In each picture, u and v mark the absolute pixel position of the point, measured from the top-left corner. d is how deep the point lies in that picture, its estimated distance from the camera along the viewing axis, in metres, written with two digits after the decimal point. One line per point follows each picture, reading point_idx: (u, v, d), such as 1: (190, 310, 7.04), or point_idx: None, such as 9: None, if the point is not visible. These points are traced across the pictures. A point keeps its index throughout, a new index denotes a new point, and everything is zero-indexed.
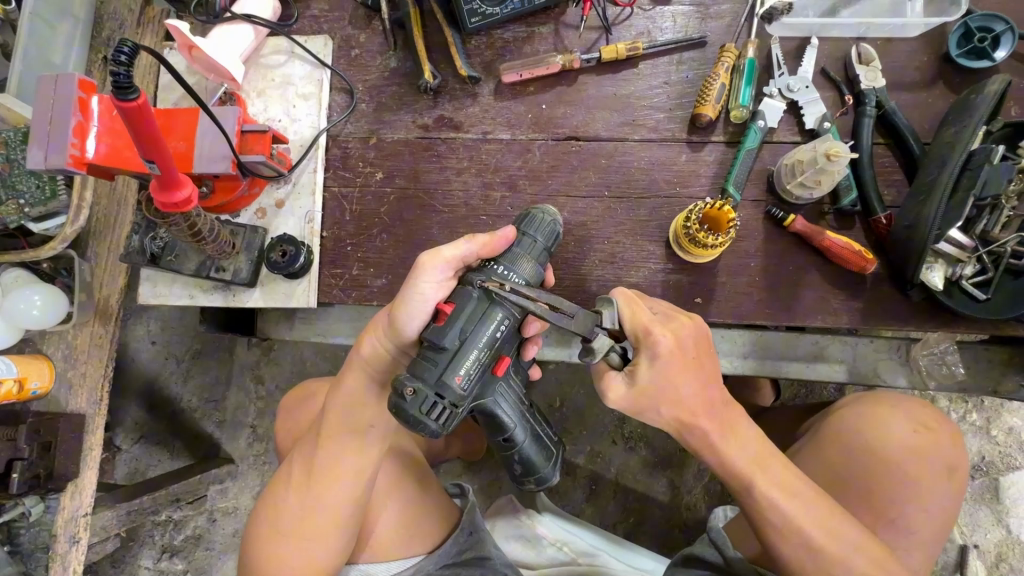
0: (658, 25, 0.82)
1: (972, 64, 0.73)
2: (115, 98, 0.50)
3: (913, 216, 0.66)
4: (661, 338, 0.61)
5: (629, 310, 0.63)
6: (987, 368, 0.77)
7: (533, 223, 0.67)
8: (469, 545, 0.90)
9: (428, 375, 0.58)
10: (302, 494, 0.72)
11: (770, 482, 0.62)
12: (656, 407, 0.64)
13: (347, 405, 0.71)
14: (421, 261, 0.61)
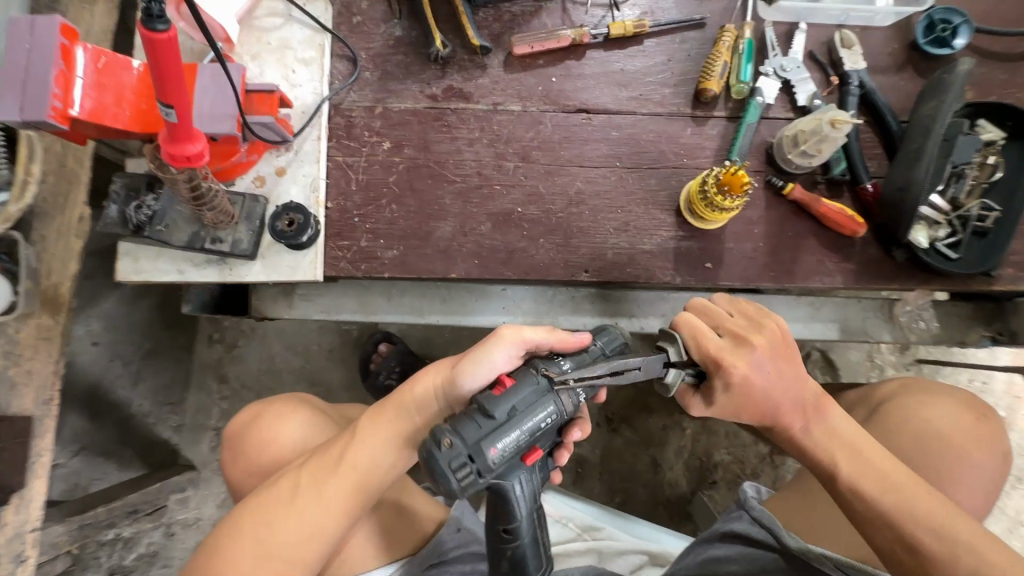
0: (660, 6, 0.86)
1: (935, 51, 0.82)
2: (142, 27, 0.46)
3: (904, 179, 0.73)
4: (732, 367, 0.64)
5: (700, 338, 0.65)
6: (956, 322, 0.87)
7: (607, 335, 0.67)
8: (459, 542, 0.85)
9: (468, 437, 0.55)
10: (312, 501, 0.64)
11: (861, 471, 0.63)
12: (743, 412, 0.67)
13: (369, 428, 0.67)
14: (501, 332, 0.62)
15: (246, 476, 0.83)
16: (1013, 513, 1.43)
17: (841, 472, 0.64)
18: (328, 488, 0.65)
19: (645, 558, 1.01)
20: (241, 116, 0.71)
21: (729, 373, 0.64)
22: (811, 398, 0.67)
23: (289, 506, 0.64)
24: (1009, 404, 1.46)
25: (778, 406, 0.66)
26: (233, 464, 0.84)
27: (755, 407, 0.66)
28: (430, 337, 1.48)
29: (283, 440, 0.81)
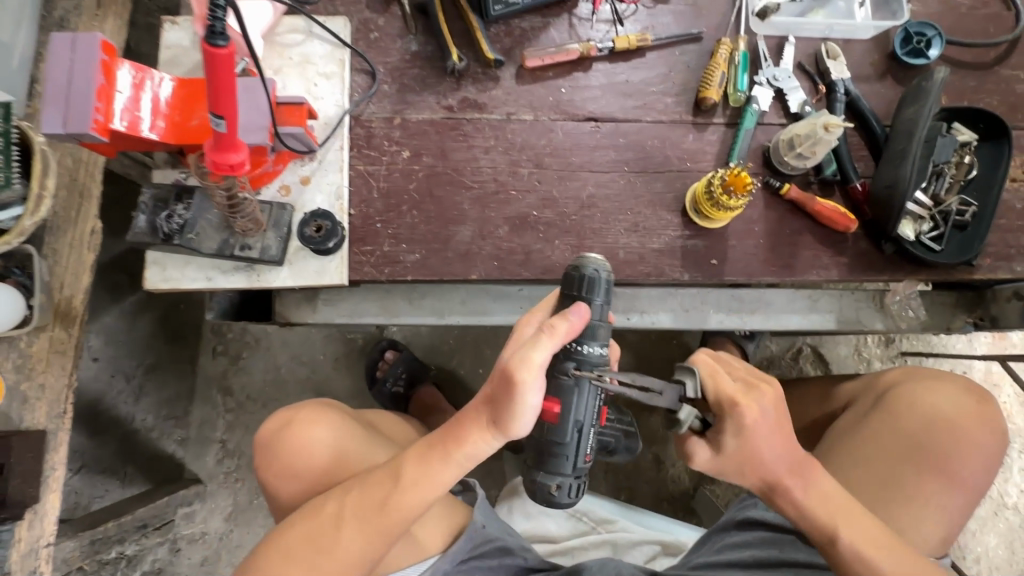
0: (659, 22, 0.92)
1: (912, 61, 0.89)
2: (205, 43, 0.49)
3: (892, 179, 0.79)
4: (744, 413, 0.67)
5: (715, 381, 0.69)
6: (940, 310, 0.93)
7: (586, 286, 0.64)
8: (482, 537, 0.88)
9: (564, 469, 0.67)
10: (356, 540, 0.69)
11: (853, 532, 0.69)
12: (748, 468, 0.70)
13: (416, 471, 0.69)
14: (521, 377, 0.58)
15: (280, 478, 0.86)
16: (996, 495, 1.51)
17: (840, 537, 0.69)
18: (372, 526, 0.69)
19: (658, 548, 1.05)
20: (272, 127, 0.75)
21: (739, 420, 0.67)
22: (803, 458, 0.70)
23: (335, 538, 0.69)
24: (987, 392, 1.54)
25: (778, 467, 0.69)
26: (266, 467, 0.87)
27: (762, 466, 0.69)
28: (436, 343, 1.50)
29: (318, 448, 0.85)
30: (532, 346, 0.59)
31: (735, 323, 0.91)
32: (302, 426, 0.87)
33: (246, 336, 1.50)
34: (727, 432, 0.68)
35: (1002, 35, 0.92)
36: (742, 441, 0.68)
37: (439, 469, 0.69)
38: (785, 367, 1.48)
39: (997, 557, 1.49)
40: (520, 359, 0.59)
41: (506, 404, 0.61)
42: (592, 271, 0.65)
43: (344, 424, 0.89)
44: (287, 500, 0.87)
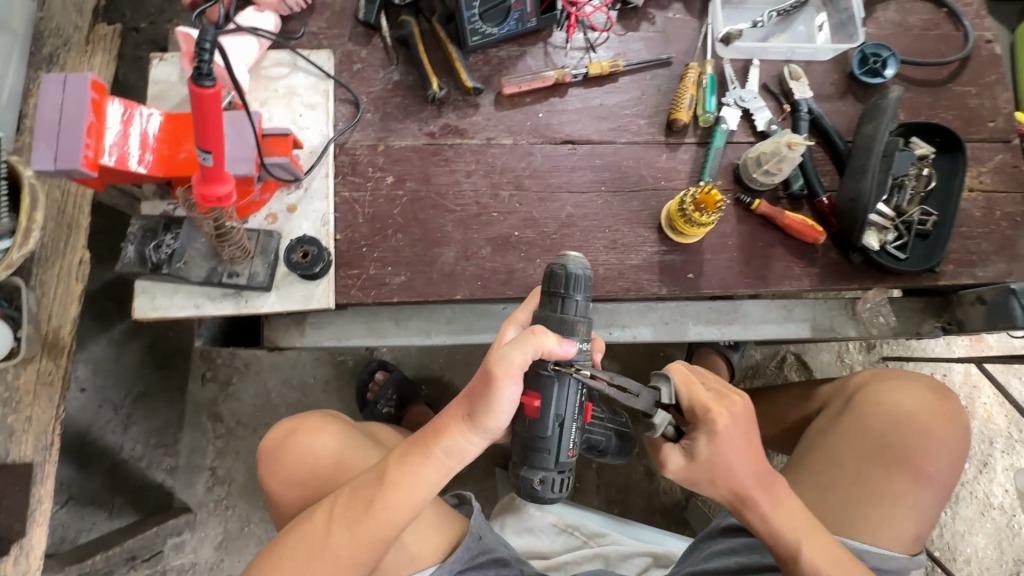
0: (630, 48, 0.96)
1: (870, 80, 0.94)
2: (192, 84, 0.52)
3: (854, 192, 0.83)
4: (714, 419, 0.71)
5: (684, 385, 0.73)
6: (909, 316, 0.97)
7: (569, 286, 0.65)
8: (481, 549, 0.91)
9: (546, 464, 0.67)
10: (345, 541, 0.70)
11: (815, 550, 0.71)
12: (717, 479, 0.72)
13: (400, 468, 0.69)
14: (498, 374, 0.61)
15: (282, 485, 0.91)
16: (982, 496, 1.53)
17: (807, 554, 0.71)
18: (361, 527, 0.70)
19: (649, 560, 1.06)
20: (259, 158, 0.78)
21: (707, 427, 0.71)
22: (770, 473, 0.73)
23: (325, 542, 0.70)
24: (966, 394, 1.58)
25: (746, 482, 0.71)
26: (270, 474, 0.92)
27: (731, 478, 0.72)
28: (425, 362, 1.51)
29: (321, 454, 0.91)
30: (515, 347, 0.61)
31: (716, 334, 0.93)
32: (306, 434, 0.93)
33: (235, 361, 1.48)
34: (700, 439, 0.72)
35: (952, 54, 0.97)
36: (715, 447, 0.71)
37: (421, 465, 0.69)
38: (769, 375, 1.51)
39: (986, 558, 1.51)
40: (504, 357, 0.61)
41: (483, 395, 0.63)
42: (573, 270, 0.65)
43: (342, 434, 0.94)
44: (287, 507, 0.91)
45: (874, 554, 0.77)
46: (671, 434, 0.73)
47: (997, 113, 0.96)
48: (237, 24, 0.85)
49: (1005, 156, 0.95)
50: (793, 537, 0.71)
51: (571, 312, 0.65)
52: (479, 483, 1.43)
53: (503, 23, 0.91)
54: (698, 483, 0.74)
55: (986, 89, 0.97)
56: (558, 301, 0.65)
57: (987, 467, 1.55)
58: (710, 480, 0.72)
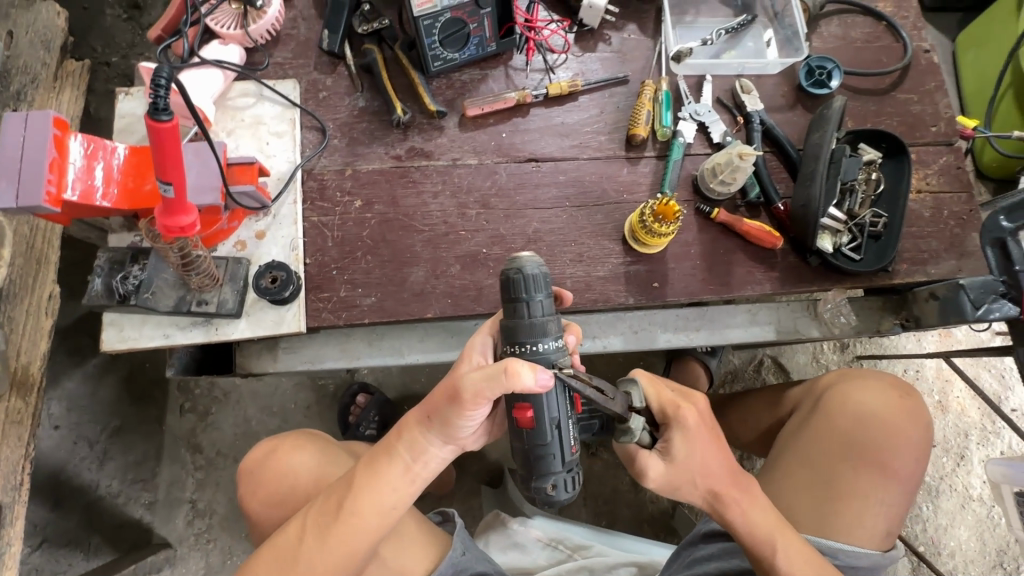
0: (588, 68, 1.00)
1: (817, 91, 0.99)
2: (149, 118, 0.53)
3: (805, 198, 0.87)
4: (682, 418, 0.73)
5: (652, 390, 0.76)
6: (870, 315, 1.00)
7: (529, 288, 0.64)
8: (464, 563, 0.91)
9: (556, 469, 0.66)
10: (315, 553, 0.70)
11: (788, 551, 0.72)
12: (693, 482, 0.73)
13: (366, 474, 0.70)
14: (464, 399, 0.62)
15: (263, 505, 0.91)
16: (962, 489, 1.56)
17: (779, 554, 0.72)
18: (331, 536, 0.70)
19: (634, 569, 1.04)
20: (225, 187, 0.79)
21: (677, 428, 0.73)
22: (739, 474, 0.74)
23: (297, 553, 0.70)
24: (940, 388, 1.62)
25: (719, 480, 0.73)
26: (252, 495, 0.92)
27: (706, 480, 0.73)
28: (407, 383, 1.51)
29: (299, 472, 0.91)
30: (489, 375, 0.60)
31: (685, 341, 0.96)
32: (285, 451, 0.94)
33: (214, 391, 1.46)
34: (675, 441, 0.73)
35: (893, 64, 1.02)
36: (689, 445, 0.73)
37: (387, 470, 0.70)
38: (748, 379, 1.53)
39: (970, 550, 1.52)
40: (472, 383, 0.61)
41: (446, 407, 0.64)
42: (530, 270, 0.64)
43: (322, 450, 0.95)
44: (270, 528, 0.91)
45: (848, 552, 0.78)
46: (646, 440, 0.74)
47: (939, 118, 1.01)
48: (202, 58, 0.88)
49: (949, 158, 0.99)
50: (767, 536, 0.72)
51: (538, 314, 0.65)
52: (465, 502, 1.42)
53: (464, 48, 0.94)
54: (677, 489, 0.74)
55: (927, 95, 1.02)
56: (522, 305, 0.64)
57: (964, 459, 1.57)
58: (687, 483, 0.73)
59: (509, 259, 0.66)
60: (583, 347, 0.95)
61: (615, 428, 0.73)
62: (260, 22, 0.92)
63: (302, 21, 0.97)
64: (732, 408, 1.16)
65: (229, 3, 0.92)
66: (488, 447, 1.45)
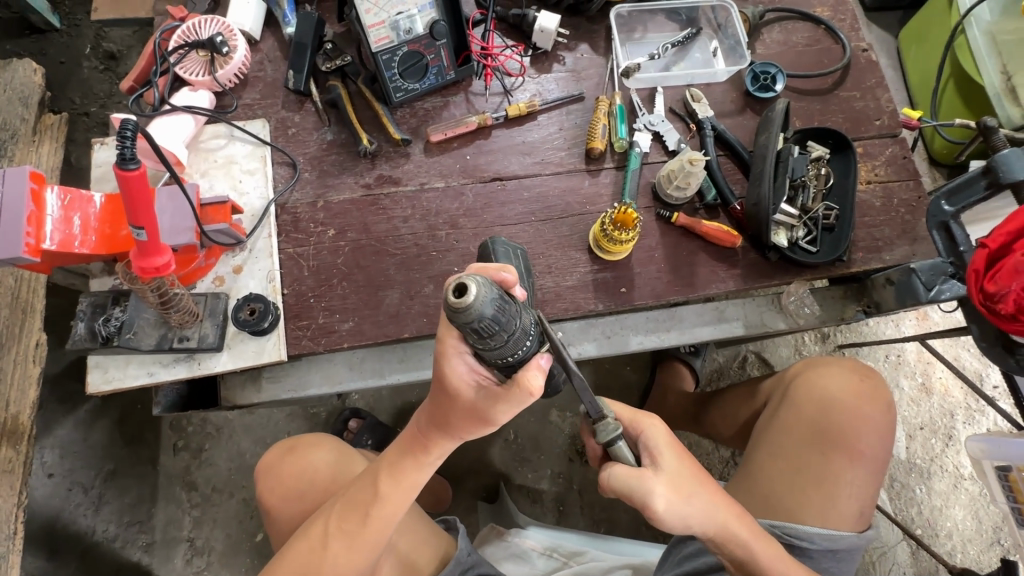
0: (545, 88, 1.04)
1: (764, 95, 1.04)
2: (117, 167, 0.57)
3: (756, 196, 0.91)
4: (652, 423, 0.76)
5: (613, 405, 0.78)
6: (833, 304, 1.05)
7: (495, 321, 0.54)
8: (473, 561, 0.92)
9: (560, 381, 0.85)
10: (343, 553, 0.72)
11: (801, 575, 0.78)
12: (694, 491, 0.73)
13: (392, 478, 0.72)
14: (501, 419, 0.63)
15: (282, 501, 0.92)
16: (952, 468, 1.58)
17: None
18: (357, 539, 0.72)
19: (629, 572, 1.05)
20: (199, 226, 0.83)
21: (653, 435, 0.75)
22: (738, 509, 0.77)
23: (323, 556, 0.72)
24: (922, 371, 1.65)
25: (732, 512, 0.75)
26: (270, 492, 0.93)
27: (709, 492, 0.74)
28: (398, 405, 1.52)
29: (317, 471, 0.93)
30: (515, 400, 0.61)
31: (656, 342, 1.00)
32: (302, 451, 0.96)
33: (206, 427, 1.46)
34: (662, 450, 0.74)
35: (834, 64, 1.08)
36: (675, 451, 0.74)
37: (413, 473, 0.72)
38: (734, 376, 1.56)
39: (967, 529, 1.54)
40: (501, 410, 0.62)
41: (477, 426, 0.65)
42: (487, 304, 0.53)
43: (338, 450, 0.97)
44: (286, 526, 0.92)
45: (825, 536, 0.84)
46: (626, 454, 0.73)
47: (881, 112, 1.06)
48: (173, 105, 0.92)
49: (894, 149, 1.04)
50: (773, 555, 0.77)
51: (516, 329, 0.58)
52: (464, 519, 1.43)
53: (424, 78, 0.98)
54: (685, 504, 0.72)
55: (869, 92, 1.07)
56: (500, 337, 0.56)
57: (952, 439, 1.60)
58: (688, 495, 0.72)
59: (451, 306, 0.52)
60: None
61: (593, 430, 0.71)
62: (226, 67, 0.96)
63: (268, 63, 1.01)
64: (718, 403, 1.21)
65: (197, 51, 0.96)
66: (483, 462, 1.46)
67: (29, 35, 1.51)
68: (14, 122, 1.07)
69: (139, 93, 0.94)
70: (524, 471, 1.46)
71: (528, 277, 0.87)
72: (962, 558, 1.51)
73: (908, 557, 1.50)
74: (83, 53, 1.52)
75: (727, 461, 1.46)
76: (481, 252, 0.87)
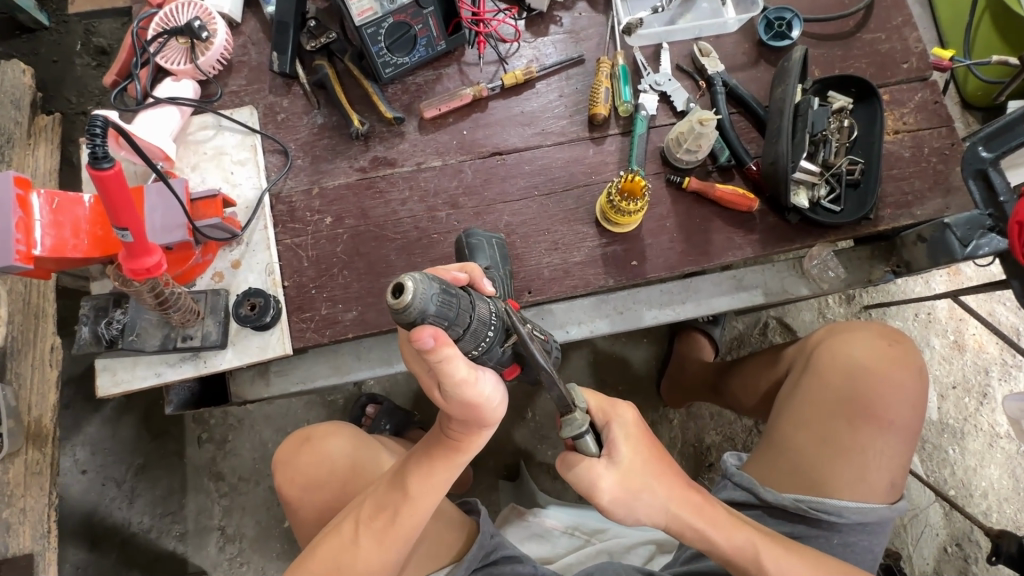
0: (543, 52, 0.98)
1: (778, 44, 0.96)
2: (90, 168, 0.54)
3: (773, 154, 0.85)
4: (622, 414, 0.72)
5: (588, 393, 0.73)
6: (859, 263, 0.99)
7: (441, 318, 0.53)
8: (495, 546, 0.90)
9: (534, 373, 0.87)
10: (372, 551, 0.71)
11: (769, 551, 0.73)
12: (644, 483, 0.71)
13: (422, 474, 0.70)
14: (482, 412, 0.61)
15: (301, 493, 0.92)
16: (987, 427, 1.52)
17: (762, 556, 0.72)
18: (387, 536, 0.71)
19: (653, 548, 1.04)
20: (190, 223, 0.81)
21: (619, 426, 0.71)
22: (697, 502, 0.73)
23: (354, 554, 0.71)
24: (954, 328, 1.57)
25: (678, 501, 0.72)
26: (289, 483, 0.92)
27: (663, 487, 0.72)
28: (414, 388, 1.52)
29: (335, 460, 0.92)
30: (481, 403, 0.59)
31: (671, 315, 0.96)
32: (318, 441, 0.94)
33: (228, 419, 1.48)
34: (619, 442, 0.70)
35: (855, 5, 0.99)
36: (632, 444, 0.71)
37: (444, 470, 0.70)
38: (755, 343, 1.51)
39: (1002, 488, 1.49)
40: (483, 411, 0.61)
41: (472, 413, 0.61)
42: (429, 301, 0.51)
43: (354, 438, 0.96)
44: (310, 515, 0.92)
45: (854, 509, 0.81)
46: (592, 448, 0.69)
47: (909, 54, 0.97)
48: (156, 98, 0.89)
49: (924, 94, 0.96)
50: (742, 537, 0.73)
51: (470, 321, 0.58)
52: (485, 497, 1.43)
53: (413, 51, 0.93)
54: (630, 499, 0.71)
55: (895, 32, 0.98)
56: (450, 331, 0.56)
57: (987, 397, 1.54)
58: (635, 487, 0.70)
59: (392, 308, 0.50)
60: (569, 335, 0.95)
61: (560, 424, 0.68)
62: (208, 53, 0.92)
63: (252, 46, 0.97)
64: (739, 370, 1.17)
65: (176, 38, 0.91)
66: (502, 441, 1.46)
67: (19, 35, 1.47)
68: (8, 125, 1.06)
69: (121, 86, 0.91)
70: (544, 449, 1.45)
71: (506, 264, 0.86)
72: (998, 518, 1.47)
73: (941, 518, 1.46)
74: (74, 50, 1.49)
75: (750, 431, 1.43)
76: (458, 246, 0.86)
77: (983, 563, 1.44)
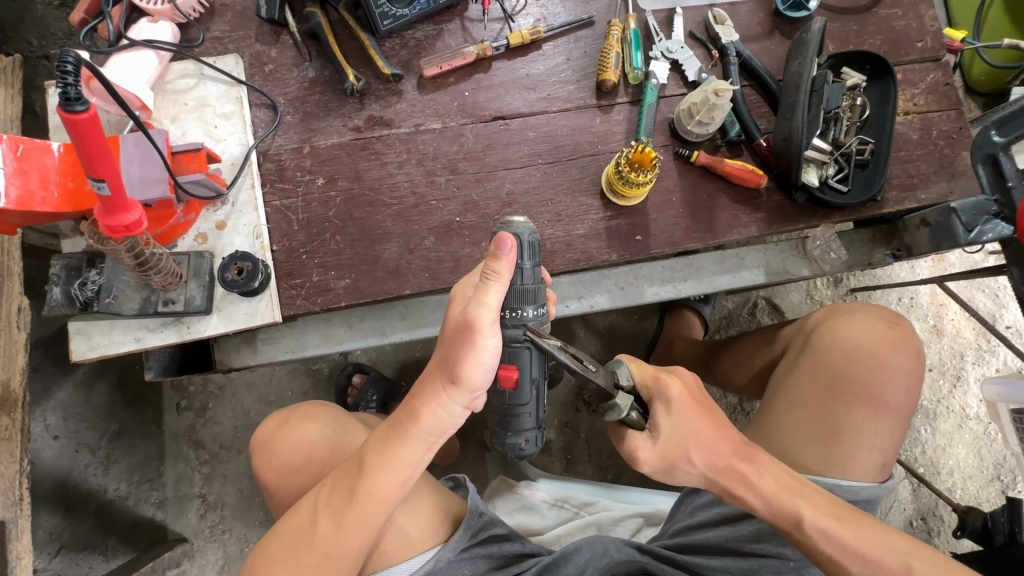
0: (550, 12, 0.93)
1: (795, 15, 0.93)
2: (62, 110, 0.48)
3: (786, 130, 0.82)
4: (672, 386, 0.71)
5: (635, 367, 0.74)
6: (861, 246, 1.00)
7: (524, 254, 0.66)
8: (482, 525, 0.88)
9: (528, 426, 0.75)
10: (331, 532, 0.69)
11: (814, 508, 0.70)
12: (685, 454, 0.71)
13: (380, 453, 0.68)
14: (463, 367, 0.60)
15: (278, 477, 0.90)
16: (958, 409, 1.58)
17: (804, 513, 0.69)
18: (344, 516, 0.69)
19: (641, 520, 1.07)
20: (172, 178, 0.75)
21: (663, 401, 0.71)
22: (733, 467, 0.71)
23: (313, 533, 0.69)
24: (935, 313, 1.61)
25: (717, 469, 0.72)
26: (265, 467, 0.90)
27: (703, 454, 0.71)
28: (400, 359, 1.49)
29: (312, 441, 0.90)
30: (475, 349, 0.58)
31: (671, 292, 0.95)
32: (297, 422, 0.92)
33: (209, 386, 1.43)
34: (661, 418, 0.71)
35: None
36: (674, 420, 0.70)
37: (405, 450, 0.68)
38: (743, 323, 1.52)
39: (968, 466, 1.55)
40: (466, 365, 0.60)
41: (455, 366, 0.60)
42: (522, 235, 0.66)
43: (333, 420, 0.93)
44: (287, 499, 0.89)
45: (846, 487, 0.82)
46: (636, 420, 0.71)
47: (924, 32, 0.95)
48: (130, 40, 0.81)
49: (936, 75, 0.94)
50: (788, 505, 0.70)
51: (530, 283, 0.67)
52: (472, 469, 1.43)
53: (413, 3, 0.87)
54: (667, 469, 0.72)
55: (910, 9, 0.96)
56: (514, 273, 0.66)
57: (960, 380, 1.59)
58: (675, 458, 0.71)
59: (504, 222, 0.68)
60: (566, 311, 0.93)
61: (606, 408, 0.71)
62: None
63: None
64: (736, 347, 1.17)
65: None
66: None
67: None
68: None
69: (91, 25, 0.83)
70: None
71: None
72: (962, 494, 1.53)
73: (909, 494, 1.52)
74: None
75: (733, 408, 1.45)
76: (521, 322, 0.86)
77: (945, 536, 1.51)
